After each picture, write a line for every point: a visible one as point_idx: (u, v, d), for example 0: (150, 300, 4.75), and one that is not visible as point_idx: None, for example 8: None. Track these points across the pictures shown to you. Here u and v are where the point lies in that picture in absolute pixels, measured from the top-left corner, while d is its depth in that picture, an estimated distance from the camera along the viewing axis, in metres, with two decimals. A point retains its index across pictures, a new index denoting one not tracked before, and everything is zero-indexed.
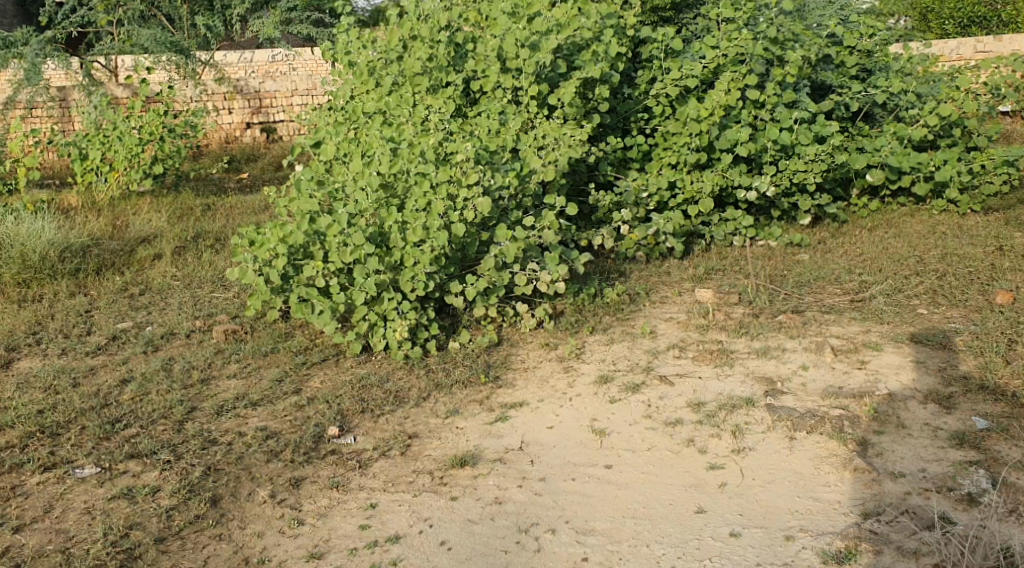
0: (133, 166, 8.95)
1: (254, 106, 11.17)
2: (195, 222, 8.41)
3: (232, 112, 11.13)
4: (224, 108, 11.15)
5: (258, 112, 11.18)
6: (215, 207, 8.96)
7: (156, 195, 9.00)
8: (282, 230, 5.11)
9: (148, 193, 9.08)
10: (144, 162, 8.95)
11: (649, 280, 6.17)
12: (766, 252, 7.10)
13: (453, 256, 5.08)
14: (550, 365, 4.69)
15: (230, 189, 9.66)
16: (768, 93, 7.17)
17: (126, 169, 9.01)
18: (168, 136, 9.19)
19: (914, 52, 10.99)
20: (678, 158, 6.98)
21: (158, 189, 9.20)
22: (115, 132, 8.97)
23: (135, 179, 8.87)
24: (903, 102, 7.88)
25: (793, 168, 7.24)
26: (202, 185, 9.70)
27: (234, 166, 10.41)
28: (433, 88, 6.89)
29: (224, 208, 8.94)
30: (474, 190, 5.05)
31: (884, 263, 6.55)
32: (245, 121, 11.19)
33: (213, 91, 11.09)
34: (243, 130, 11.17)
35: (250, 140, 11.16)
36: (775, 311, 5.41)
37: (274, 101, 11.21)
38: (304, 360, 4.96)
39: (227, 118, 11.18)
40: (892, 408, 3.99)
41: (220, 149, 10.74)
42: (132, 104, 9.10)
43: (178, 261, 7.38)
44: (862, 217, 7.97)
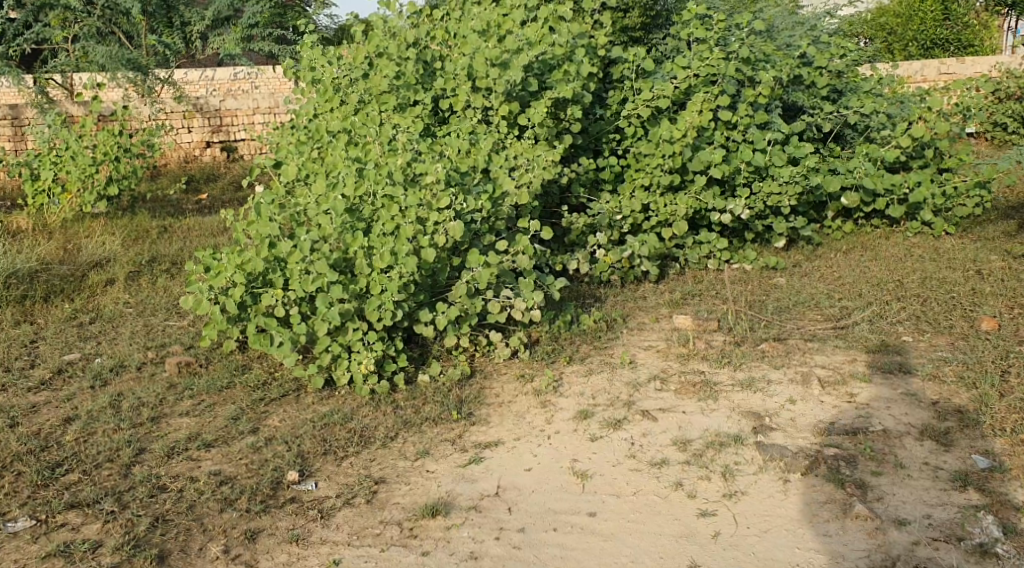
0: (87, 187, 8.61)
1: (214, 124, 10.90)
2: (151, 245, 8.08)
3: (192, 131, 10.81)
4: (182, 127, 10.82)
5: (218, 131, 10.89)
6: (172, 229, 8.65)
7: (110, 218, 8.69)
8: (241, 256, 4.86)
9: (102, 215, 8.77)
10: (98, 184, 8.60)
11: (625, 306, 5.95)
12: (742, 276, 6.91)
13: (423, 283, 4.82)
14: (525, 399, 4.43)
15: (187, 210, 9.32)
16: (741, 113, 7.00)
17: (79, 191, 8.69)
18: (124, 156, 8.73)
19: (883, 72, 10.92)
20: (652, 180, 6.78)
21: (112, 212, 8.90)
22: (67, 152, 8.62)
23: (89, 201, 8.52)
24: (874, 123, 7.74)
25: (768, 190, 7.06)
26: (158, 207, 9.36)
27: (192, 186, 10.07)
28: (400, 107, 6.65)
29: (181, 229, 8.64)
30: (446, 214, 4.80)
31: (864, 287, 6.37)
32: (205, 140, 10.88)
33: (171, 110, 10.77)
34: (203, 149, 10.86)
35: (210, 160, 10.86)
36: (757, 339, 5.18)
37: (235, 119, 10.94)
38: (262, 397, 4.68)
39: (186, 137, 10.85)
40: (889, 445, 3.77)
41: (179, 169, 10.39)
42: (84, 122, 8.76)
43: (132, 287, 7.08)
44: (836, 239, 7.80)
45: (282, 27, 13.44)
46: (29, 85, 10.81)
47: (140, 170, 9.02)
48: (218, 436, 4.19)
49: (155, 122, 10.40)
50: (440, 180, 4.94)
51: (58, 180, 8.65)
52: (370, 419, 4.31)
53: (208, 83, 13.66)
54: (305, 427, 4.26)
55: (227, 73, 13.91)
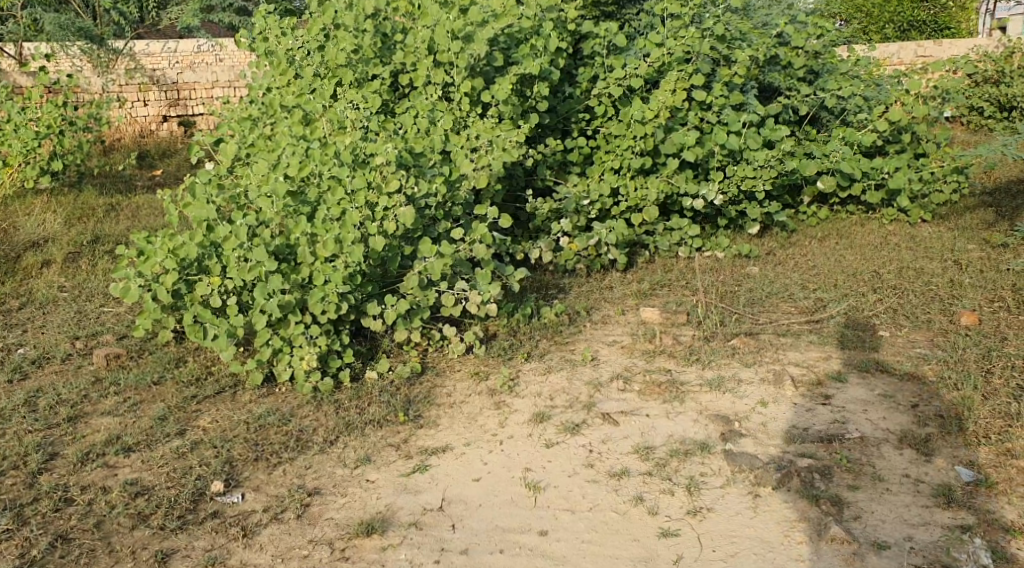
0: (30, 161, 8.13)
1: (171, 97, 10.33)
2: (95, 224, 7.67)
3: (147, 104, 10.19)
4: (138, 101, 10.20)
5: (176, 104, 10.28)
6: (120, 207, 8.21)
7: (55, 195, 8.26)
8: (174, 241, 4.53)
9: (46, 191, 8.35)
10: (41, 158, 8.14)
11: (589, 298, 5.67)
12: (713, 264, 6.61)
13: (371, 272, 4.50)
14: (478, 399, 4.12)
15: (137, 186, 8.88)
16: (716, 93, 6.68)
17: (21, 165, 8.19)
18: (68, 130, 8.30)
19: (860, 53, 10.66)
20: (622, 162, 6.46)
21: (57, 189, 8.46)
22: (8, 124, 8.13)
23: (32, 176, 8.07)
24: (851, 106, 7.44)
25: (742, 175, 6.77)
26: (108, 182, 8.91)
27: (147, 161, 9.56)
28: (357, 82, 6.30)
29: (129, 208, 8.23)
30: (395, 199, 4.48)
31: (839, 278, 6.09)
32: (162, 114, 10.26)
33: (127, 82, 10.14)
34: (159, 124, 10.22)
35: (167, 134, 10.20)
36: (727, 335, 4.89)
37: (193, 92, 10.36)
38: (194, 394, 4.35)
39: (142, 111, 10.22)
40: (866, 455, 3.48)
41: (133, 143, 9.77)
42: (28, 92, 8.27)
43: (70, 269, 6.72)
44: (811, 225, 7.52)
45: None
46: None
47: (88, 144, 8.55)
48: (140, 439, 3.90)
49: (107, 92, 9.73)
50: (390, 162, 4.60)
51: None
52: (309, 420, 4.00)
53: (168, 55, 13.13)
54: (238, 430, 3.94)
55: (189, 46, 13.40)
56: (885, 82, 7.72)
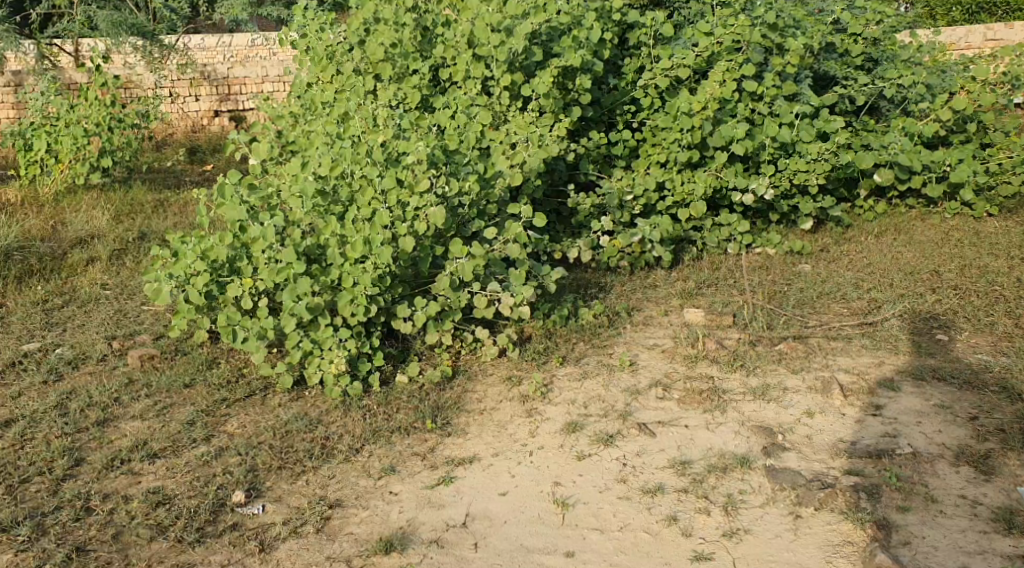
0: (80, 159, 8.03)
1: (222, 92, 10.14)
2: (142, 220, 7.60)
3: (199, 99, 10.09)
4: (190, 96, 10.12)
5: (226, 100, 10.13)
6: (168, 203, 8.12)
7: (105, 191, 8.14)
8: (204, 243, 4.47)
9: (97, 187, 8.22)
10: (90, 156, 8.01)
11: (632, 298, 5.51)
12: (763, 261, 6.38)
13: (402, 274, 4.41)
14: (510, 406, 3.99)
15: (187, 181, 8.78)
16: (767, 84, 6.45)
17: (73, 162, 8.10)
18: (116, 129, 8.14)
19: (924, 39, 10.21)
20: (668, 156, 6.26)
21: (108, 184, 8.32)
22: (60, 121, 8.11)
23: (83, 173, 7.97)
24: (912, 94, 7.12)
25: (794, 168, 6.53)
26: (159, 177, 8.82)
27: (198, 156, 9.43)
28: (397, 77, 6.18)
29: (178, 204, 8.13)
30: (426, 199, 4.39)
31: (895, 276, 5.83)
32: (213, 109, 10.16)
33: (178, 78, 10.10)
34: (211, 119, 10.12)
35: (218, 129, 10.09)
36: (774, 339, 4.68)
37: (243, 88, 10.15)
38: (224, 398, 4.24)
39: (193, 106, 10.14)
40: (918, 472, 3.27)
41: (184, 139, 9.70)
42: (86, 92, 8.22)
43: (114, 267, 6.67)
44: (867, 220, 7.23)
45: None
46: (32, 50, 10.11)
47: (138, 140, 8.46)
48: (168, 446, 3.78)
49: (158, 87, 9.71)
50: (422, 161, 4.49)
51: (51, 151, 8.14)
52: (337, 426, 3.88)
53: (225, 49, 13.10)
54: (265, 436, 3.83)
55: (245, 39, 13.32)
56: (947, 71, 7.40)
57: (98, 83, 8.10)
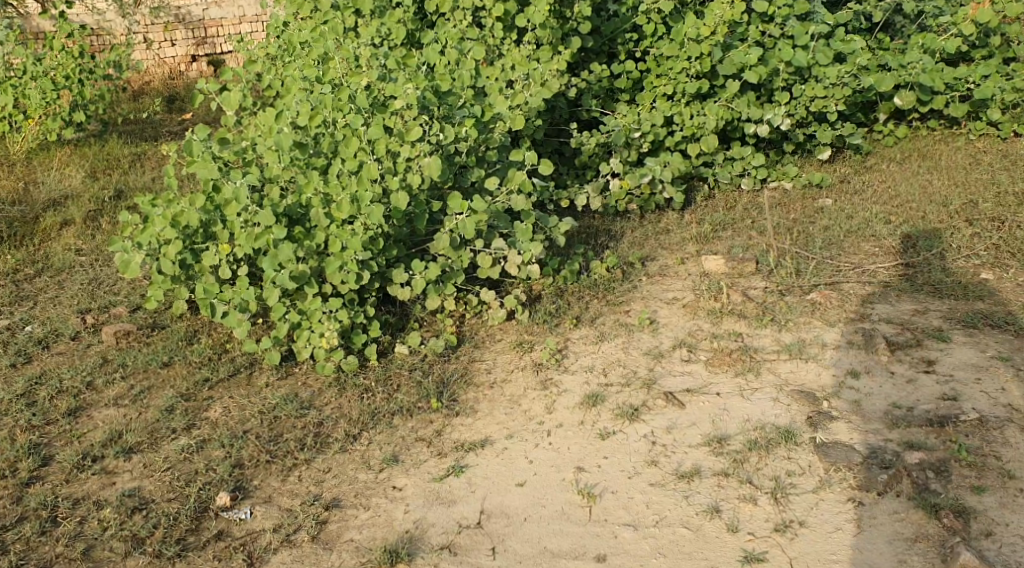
0: (51, 114, 7.27)
1: (199, 36, 9.24)
2: (120, 178, 7.01)
3: (175, 45, 9.15)
4: (164, 41, 9.17)
5: (204, 43, 9.25)
6: (148, 155, 7.53)
7: (79, 147, 7.47)
8: (173, 208, 4.07)
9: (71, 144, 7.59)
10: (62, 110, 7.27)
11: (644, 246, 5.14)
12: (781, 196, 5.92)
13: (396, 233, 4.03)
14: (522, 377, 3.63)
15: (167, 134, 8.06)
16: (780, 3, 5.92)
17: (44, 116, 7.33)
18: (88, 81, 7.31)
19: None
20: (676, 87, 5.79)
21: (82, 140, 7.66)
22: (26, 73, 7.25)
23: (55, 130, 7.27)
24: (931, 8, 6.61)
25: (809, 94, 6.08)
26: (137, 130, 8.08)
27: (175, 105, 8.58)
28: (378, 11, 5.69)
29: (158, 156, 7.58)
30: (418, 149, 4.03)
31: (925, 207, 5.43)
32: (190, 54, 9.25)
33: (148, 21, 9.10)
34: (189, 64, 9.22)
35: (197, 75, 9.18)
36: (806, 288, 4.29)
37: (221, 30, 9.28)
38: (206, 378, 3.86)
39: (169, 52, 9.21)
40: (987, 442, 3.07)
41: (164, 88, 8.77)
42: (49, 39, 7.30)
43: (91, 230, 6.18)
44: (888, 146, 6.73)
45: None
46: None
47: (113, 92, 7.75)
48: (145, 438, 3.40)
49: (130, 31, 8.76)
50: (411, 106, 4.12)
51: (18, 105, 7.34)
52: (331, 409, 3.49)
53: None
54: (251, 424, 3.45)
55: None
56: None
57: (64, 32, 7.16)
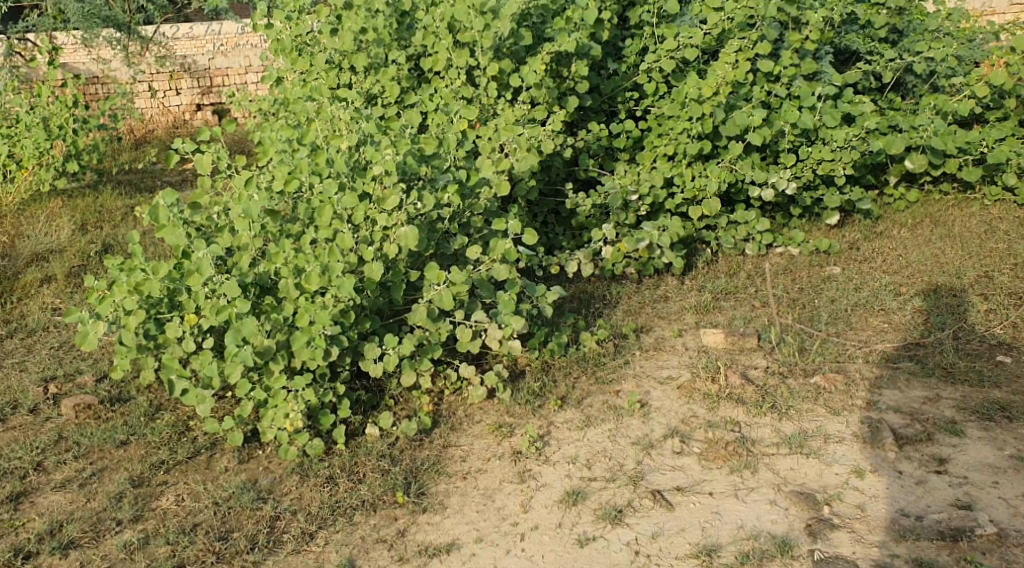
0: (46, 164, 6.84)
1: (204, 85, 8.99)
2: (113, 229, 6.50)
3: (179, 94, 8.90)
4: (169, 90, 8.91)
5: (209, 93, 8.98)
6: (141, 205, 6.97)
7: (72, 197, 7.00)
8: (137, 276, 3.84)
9: (64, 194, 7.08)
10: (55, 160, 6.83)
11: (640, 317, 4.85)
12: (786, 263, 5.66)
13: (370, 305, 3.79)
14: (499, 468, 3.41)
15: (164, 185, 7.53)
16: (785, 63, 5.72)
17: (39, 166, 6.90)
18: (82, 130, 6.90)
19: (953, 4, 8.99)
20: (676, 147, 5.55)
21: (77, 190, 7.18)
22: (18, 124, 6.86)
23: (47, 180, 6.80)
24: (943, 69, 6.34)
25: (817, 157, 5.80)
26: (135, 180, 7.60)
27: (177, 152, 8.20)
28: (372, 68, 5.52)
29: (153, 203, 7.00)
30: (395, 217, 3.77)
31: (939, 279, 5.16)
32: (195, 103, 8.99)
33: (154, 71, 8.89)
34: (193, 114, 8.96)
35: (201, 124, 8.96)
36: (809, 370, 4.01)
37: (227, 80, 9.05)
38: (162, 461, 3.60)
39: (174, 101, 8.96)
40: (1006, 562, 2.82)
41: (166, 137, 8.47)
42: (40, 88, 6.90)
43: (73, 287, 5.71)
44: (899, 210, 6.43)
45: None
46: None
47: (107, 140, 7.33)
48: (87, 530, 3.22)
49: (135, 81, 8.53)
50: (389, 171, 3.85)
51: (10, 155, 6.91)
52: (289, 501, 3.31)
53: (214, 38, 11.65)
54: (202, 516, 3.26)
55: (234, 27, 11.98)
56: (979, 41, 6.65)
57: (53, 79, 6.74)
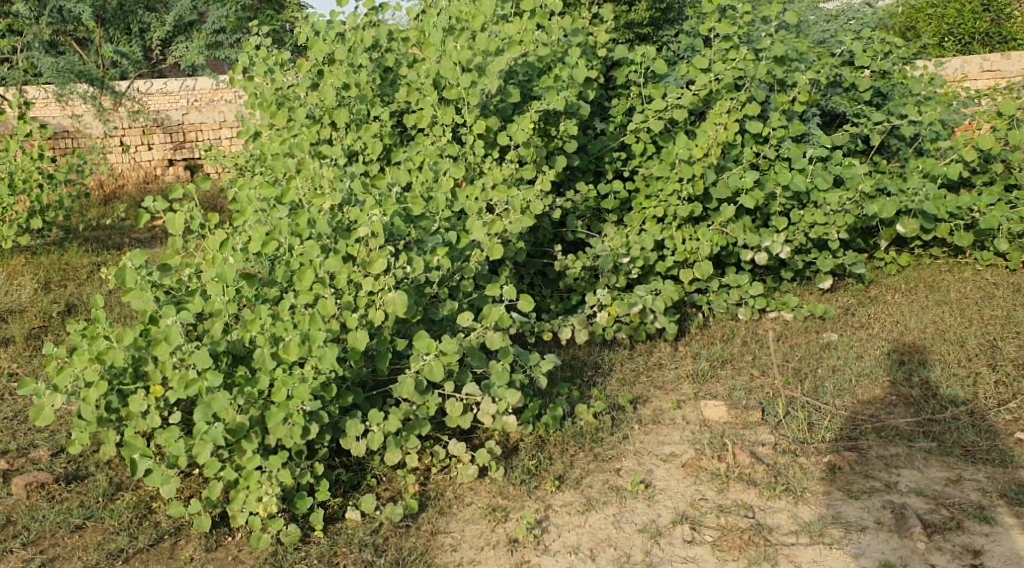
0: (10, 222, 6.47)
1: (176, 140, 8.80)
2: (78, 287, 6.14)
3: (151, 148, 8.70)
4: (141, 144, 8.74)
5: (182, 148, 8.78)
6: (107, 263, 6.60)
7: (35, 257, 6.64)
8: (99, 344, 3.56)
9: (28, 252, 6.72)
10: (20, 216, 6.46)
11: (635, 389, 4.53)
12: (781, 329, 5.30)
13: (353, 376, 3.52)
14: (495, 559, 3.20)
15: (133, 242, 7.22)
16: (774, 124, 5.52)
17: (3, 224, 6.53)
18: (49, 185, 6.62)
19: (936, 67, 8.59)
20: (666, 209, 5.27)
21: (41, 248, 6.82)
22: None
23: (11, 236, 6.42)
24: (926, 132, 6.05)
25: (809, 220, 5.52)
26: (103, 236, 7.29)
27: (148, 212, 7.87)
28: (354, 124, 5.32)
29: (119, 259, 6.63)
30: (382, 282, 3.51)
31: (941, 347, 4.87)
32: (167, 158, 8.79)
33: (127, 124, 8.71)
34: (164, 168, 8.74)
35: (173, 180, 8.64)
36: (822, 449, 3.73)
37: (200, 135, 8.83)
38: (120, 549, 3.36)
39: (145, 156, 8.76)
40: None
41: (136, 192, 8.13)
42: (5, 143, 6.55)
43: (32, 350, 5.31)
44: (890, 274, 6.08)
45: (222, 26, 11.72)
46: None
47: (73, 195, 6.98)
48: None
49: (107, 134, 8.25)
50: (376, 233, 3.61)
51: None
52: None
53: (188, 93, 11.44)
54: None
55: (208, 82, 11.58)
56: (960, 104, 6.46)
57: (22, 132, 6.48)
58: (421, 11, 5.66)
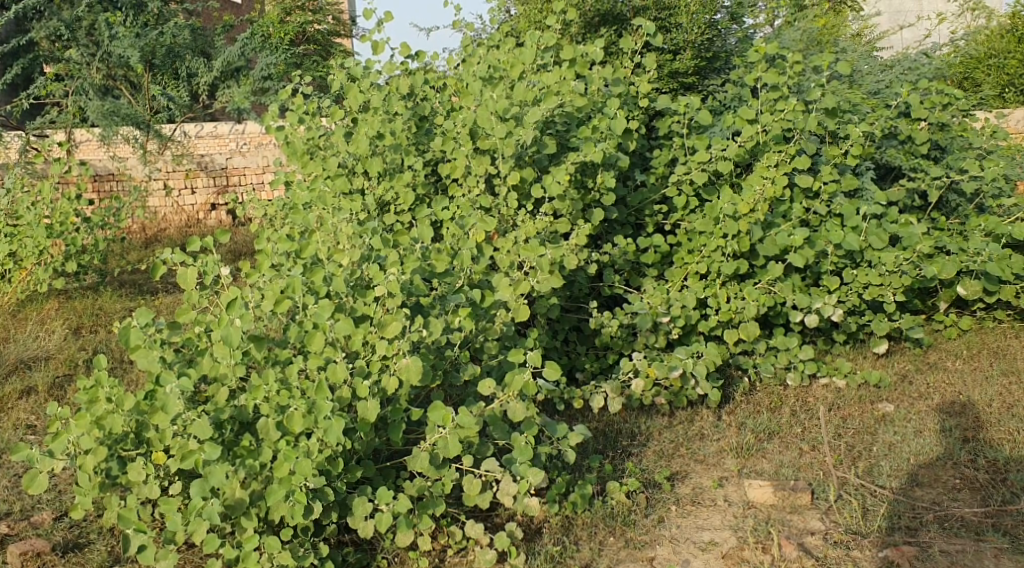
0: (43, 263, 5.88)
1: (220, 184, 8.50)
2: (110, 335, 5.51)
3: (195, 191, 8.41)
4: (185, 189, 8.47)
5: (226, 191, 8.49)
6: (139, 304, 6.03)
7: (66, 299, 6.05)
8: (97, 409, 3.33)
9: (59, 295, 6.12)
10: (55, 260, 5.86)
11: (673, 461, 4.21)
12: (832, 397, 4.81)
13: (363, 449, 3.29)
14: None
15: (171, 285, 6.61)
16: (825, 177, 5.16)
17: (35, 265, 5.96)
18: (85, 230, 5.99)
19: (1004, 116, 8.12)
20: (709, 266, 4.93)
21: (74, 290, 6.22)
22: (19, 221, 5.94)
23: (44, 281, 5.79)
24: (989, 187, 5.64)
25: (862, 280, 5.08)
26: (140, 280, 6.66)
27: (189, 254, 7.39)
28: (387, 173, 5.07)
29: (151, 301, 6.06)
30: (396, 346, 3.25)
31: (1011, 422, 4.39)
32: (210, 202, 8.49)
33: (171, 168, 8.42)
34: (207, 213, 8.45)
35: (215, 224, 8.34)
36: (879, 544, 3.43)
37: (243, 179, 8.55)
38: None
39: (189, 200, 8.48)
40: None
41: (177, 235, 7.78)
42: (41, 180, 6.04)
43: (57, 399, 4.73)
44: (950, 338, 5.51)
45: (270, 73, 11.53)
46: (16, 142, 9.02)
47: (112, 237, 6.45)
48: None
49: (149, 176, 8.01)
50: (393, 294, 3.36)
51: (7, 253, 5.95)
52: None
53: (235, 134, 11.32)
54: None
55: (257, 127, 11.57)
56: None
57: (60, 171, 5.98)
58: (461, 60, 5.51)
